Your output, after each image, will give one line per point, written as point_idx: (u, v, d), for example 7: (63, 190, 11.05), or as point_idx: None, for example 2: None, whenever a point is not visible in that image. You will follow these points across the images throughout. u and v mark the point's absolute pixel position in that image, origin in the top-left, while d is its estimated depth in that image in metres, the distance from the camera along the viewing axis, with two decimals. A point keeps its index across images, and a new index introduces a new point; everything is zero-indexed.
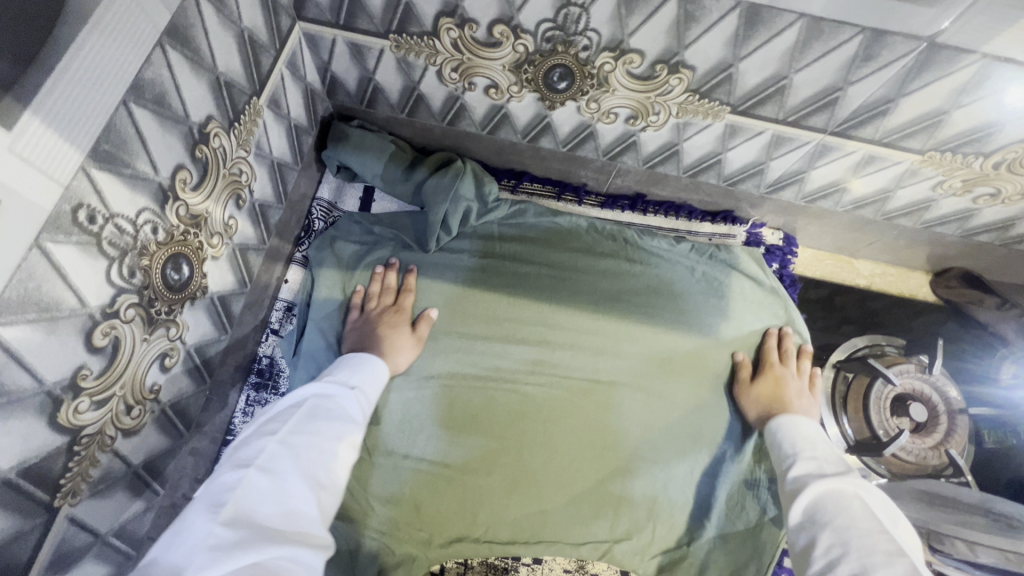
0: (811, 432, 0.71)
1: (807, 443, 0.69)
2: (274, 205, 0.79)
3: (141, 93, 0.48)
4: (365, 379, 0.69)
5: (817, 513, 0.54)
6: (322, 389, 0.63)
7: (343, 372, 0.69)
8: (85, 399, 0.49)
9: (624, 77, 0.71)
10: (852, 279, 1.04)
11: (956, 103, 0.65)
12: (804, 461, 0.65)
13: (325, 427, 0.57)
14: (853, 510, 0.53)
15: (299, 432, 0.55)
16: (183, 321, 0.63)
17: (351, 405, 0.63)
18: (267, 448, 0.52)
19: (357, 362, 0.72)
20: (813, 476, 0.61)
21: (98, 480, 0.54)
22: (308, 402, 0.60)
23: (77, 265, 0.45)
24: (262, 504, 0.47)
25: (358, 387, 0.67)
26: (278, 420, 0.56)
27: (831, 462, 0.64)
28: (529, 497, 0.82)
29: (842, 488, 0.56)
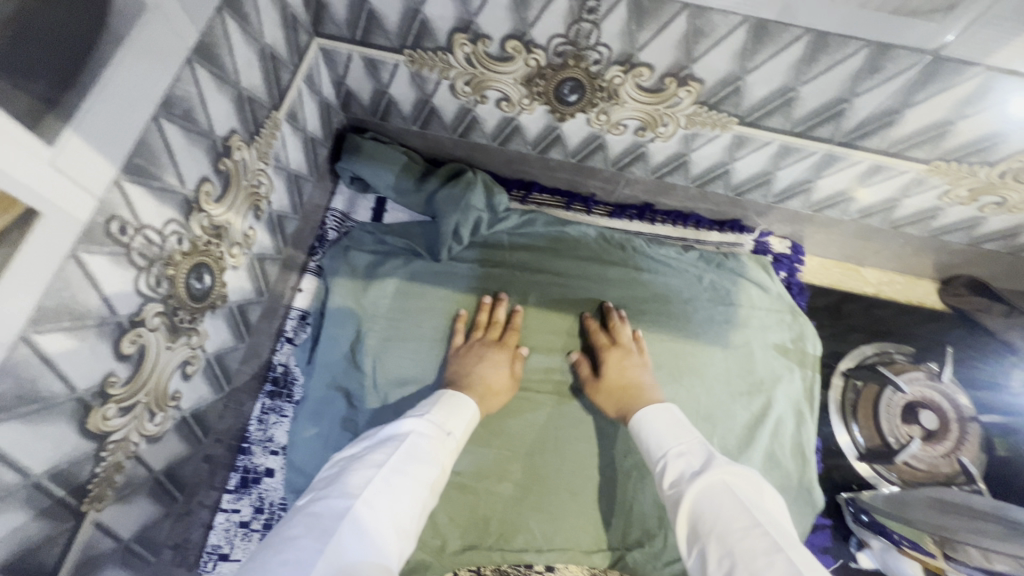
0: (670, 418, 0.74)
1: (670, 434, 0.71)
2: (290, 215, 0.81)
3: (171, 109, 0.50)
4: (457, 423, 0.71)
5: (701, 525, 0.59)
6: (420, 429, 0.67)
7: (434, 409, 0.71)
8: (113, 406, 0.50)
9: (633, 89, 0.72)
10: (860, 288, 1.05)
11: (961, 114, 0.66)
12: (674, 460, 0.68)
13: (416, 472, 0.62)
14: (729, 512, 0.58)
15: (395, 471, 0.61)
16: (204, 330, 0.64)
17: (441, 452, 0.67)
18: (371, 483, 0.58)
19: (446, 400, 0.74)
20: (687, 480, 0.65)
21: (122, 486, 0.56)
22: (407, 441, 0.65)
23: (108, 274, 0.46)
24: (359, 542, 0.53)
25: (451, 433, 0.70)
26: (381, 454, 0.62)
27: (692, 454, 0.68)
28: (540, 504, 0.82)
29: (713, 485, 0.62)
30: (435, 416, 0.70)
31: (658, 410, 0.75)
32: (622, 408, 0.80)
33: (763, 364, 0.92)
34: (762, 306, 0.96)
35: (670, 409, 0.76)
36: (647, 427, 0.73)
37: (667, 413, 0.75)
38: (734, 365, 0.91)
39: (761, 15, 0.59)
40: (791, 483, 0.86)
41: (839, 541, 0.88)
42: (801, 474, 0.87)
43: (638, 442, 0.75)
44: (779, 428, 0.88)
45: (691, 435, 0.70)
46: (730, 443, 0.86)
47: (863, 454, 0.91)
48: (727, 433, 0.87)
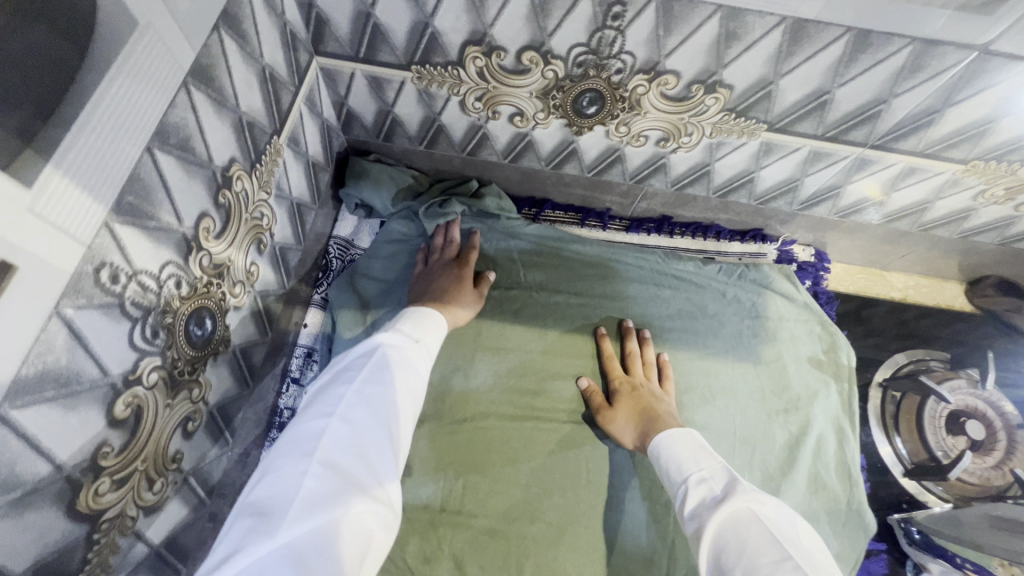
0: (690, 441, 0.67)
1: (693, 460, 0.64)
2: (293, 246, 0.75)
3: (166, 138, 0.44)
4: (429, 330, 0.66)
5: (724, 558, 0.51)
6: (390, 339, 0.61)
7: (410, 319, 0.66)
8: (106, 479, 0.44)
9: (657, 99, 0.68)
10: (887, 293, 1.01)
11: (1004, 112, 0.63)
12: (696, 488, 0.60)
13: (393, 378, 0.56)
14: (754, 541, 0.50)
15: (370, 385, 0.54)
16: (206, 380, 0.58)
17: (416, 356, 0.62)
18: (345, 397, 0.52)
19: (418, 313, 0.68)
20: (707, 508, 0.57)
21: (118, 567, 0.48)
22: (377, 353, 0.58)
23: (99, 330, 0.40)
24: (345, 455, 0.47)
25: (423, 339, 0.64)
26: (353, 370, 0.56)
27: (714, 480, 0.60)
28: (576, 545, 0.75)
29: (737, 511, 0.54)
30: (402, 327, 0.64)
31: (678, 434, 0.68)
32: (641, 436, 0.74)
33: (798, 379, 0.87)
34: (790, 317, 0.91)
35: (689, 432, 0.69)
36: (668, 453, 0.66)
37: (687, 437, 0.68)
38: (769, 381, 0.86)
39: (800, 14, 0.55)
40: (840, 506, 0.81)
41: (894, 567, 0.82)
42: (849, 495, 0.82)
43: (659, 470, 0.68)
44: (820, 448, 0.83)
45: (715, 462, 0.62)
46: (774, 468, 0.81)
47: (909, 470, 0.86)
48: (770, 455, 0.82)
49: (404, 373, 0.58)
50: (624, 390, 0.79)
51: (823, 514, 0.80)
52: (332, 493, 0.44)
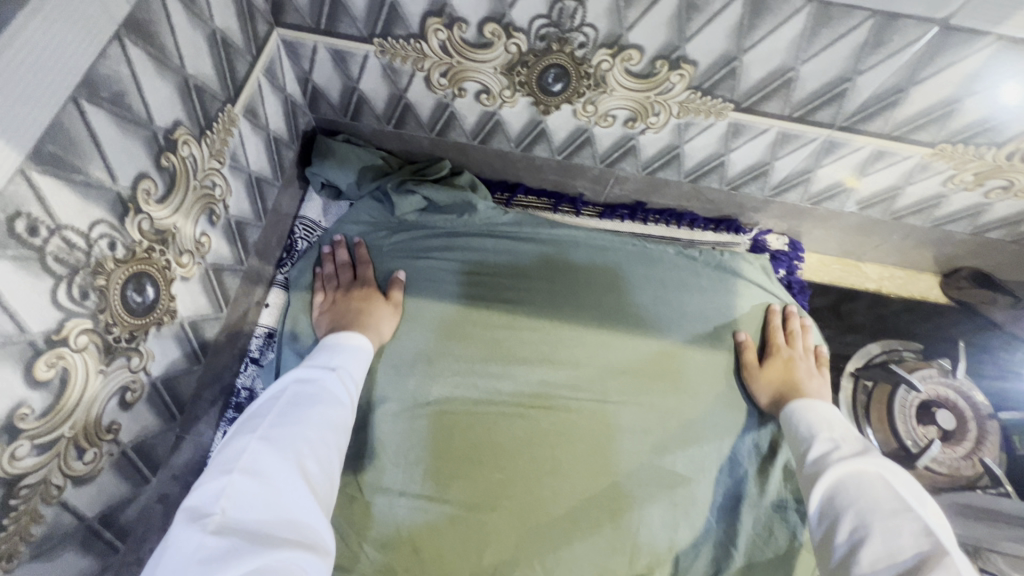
0: (824, 412, 0.65)
1: (824, 425, 0.62)
2: (252, 222, 0.73)
3: (95, 90, 0.42)
4: (345, 361, 0.66)
5: (838, 498, 0.48)
6: (306, 375, 0.59)
7: (324, 356, 0.65)
8: (25, 443, 0.42)
9: (622, 75, 0.67)
10: (862, 284, 1.01)
11: (969, 91, 0.62)
12: (823, 442, 0.58)
13: (310, 414, 0.54)
14: (872, 490, 0.47)
15: (280, 424, 0.50)
16: (149, 350, 0.56)
17: (336, 388, 0.60)
18: (250, 444, 0.47)
19: (335, 339, 0.69)
20: (834, 458, 0.54)
21: (42, 539, 0.46)
22: (288, 393, 0.55)
23: (14, 283, 0.39)
24: (250, 504, 0.43)
25: (340, 368, 0.64)
26: (261, 416, 0.52)
27: (848, 443, 0.56)
28: (539, 533, 0.74)
29: (865, 472, 0.50)
30: (317, 360, 0.64)
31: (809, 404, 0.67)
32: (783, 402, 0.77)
33: None
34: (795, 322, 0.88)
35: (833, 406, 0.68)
36: (801, 417, 0.66)
37: (819, 408, 0.66)
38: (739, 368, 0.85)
39: None
40: None
41: None
42: None
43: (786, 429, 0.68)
44: None
45: (848, 429, 0.60)
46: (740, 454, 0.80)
47: None
48: (737, 442, 0.81)
49: (324, 408, 0.56)
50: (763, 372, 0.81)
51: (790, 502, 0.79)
52: (238, 546, 0.39)
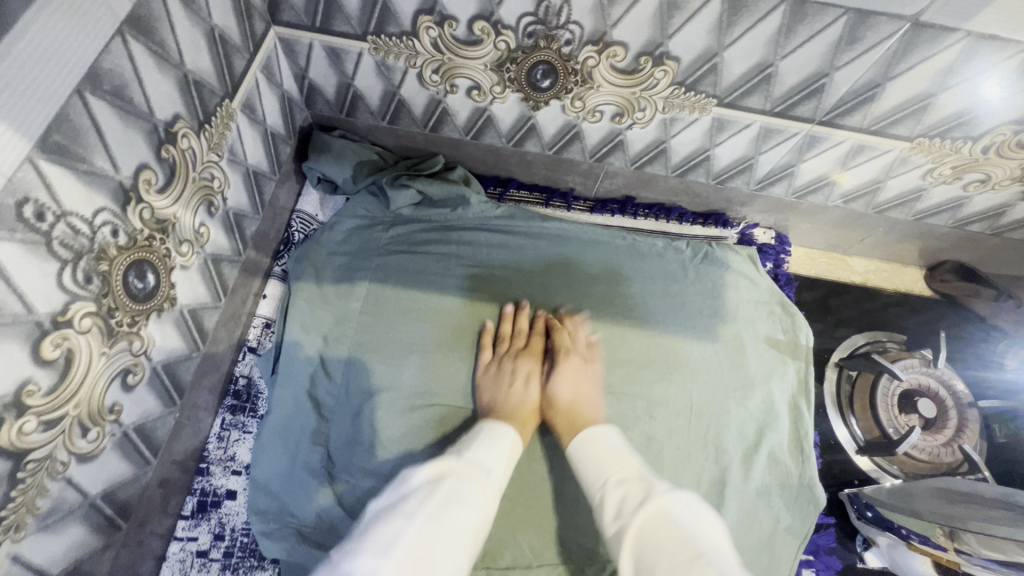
0: (603, 446, 0.67)
1: (608, 463, 0.65)
2: (250, 215, 0.76)
3: (98, 84, 0.45)
4: (494, 459, 0.66)
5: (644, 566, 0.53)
6: (454, 473, 0.61)
7: (478, 448, 0.66)
8: (32, 419, 0.44)
9: (608, 71, 0.69)
10: (847, 277, 1.03)
11: (943, 85, 0.64)
12: (613, 489, 0.62)
13: (460, 520, 0.56)
14: (673, 541, 0.54)
15: (427, 527, 0.54)
16: (149, 335, 0.58)
17: (486, 496, 0.61)
18: (401, 535, 0.52)
19: (489, 435, 0.68)
20: (629, 509, 0.59)
21: (47, 513, 0.48)
22: (439, 486, 0.58)
23: (22, 265, 0.41)
24: None
25: (489, 485, 0.63)
26: (412, 504, 0.56)
27: (631, 483, 0.61)
28: (529, 518, 0.76)
29: (653, 516, 0.57)
30: (473, 452, 0.65)
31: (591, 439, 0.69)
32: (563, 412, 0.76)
33: (756, 359, 0.88)
34: (784, 319, 0.93)
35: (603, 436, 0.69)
36: (587, 454, 0.67)
37: (600, 441, 0.68)
38: (726, 359, 0.87)
39: None
40: (791, 481, 0.83)
41: (843, 540, 0.84)
42: (800, 471, 0.84)
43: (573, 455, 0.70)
44: (775, 425, 0.85)
45: (629, 462, 0.65)
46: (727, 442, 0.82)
47: (862, 447, 0.86)
48: (725, 430, 0.83)
49: (465, 508, 0.58)
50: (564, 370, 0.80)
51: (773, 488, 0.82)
52: None
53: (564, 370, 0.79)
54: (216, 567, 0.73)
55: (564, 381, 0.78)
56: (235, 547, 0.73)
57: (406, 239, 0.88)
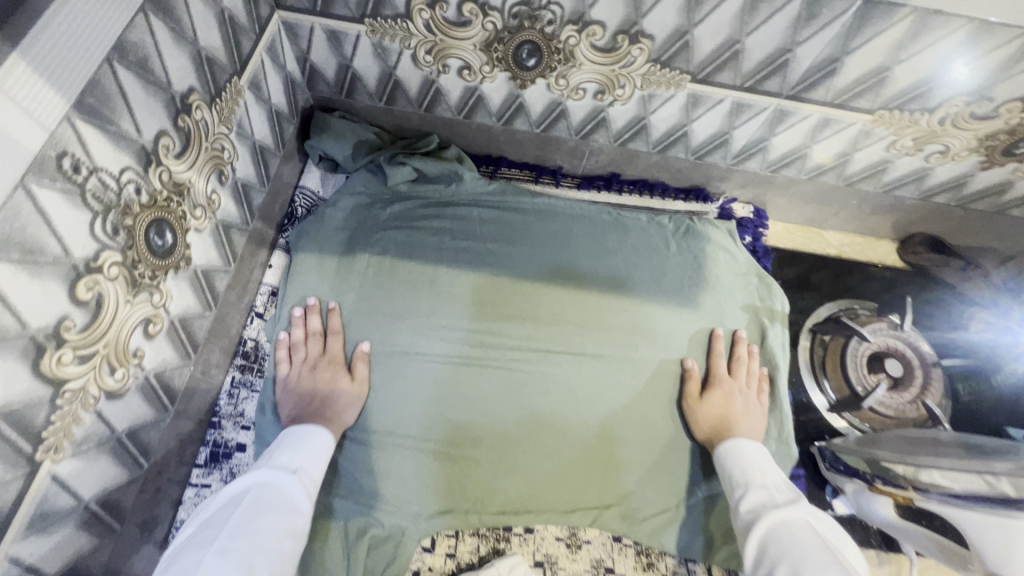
0: (754, 454, 0.76)
1: (755, 470, 0.74)
2: (256, 187, 0.81)
3: (125, 54, 0.50)
4: (308, 461, 0.71)
5: (770, 550, 0.61)
6: (263, 478, 0.66)
7: (283, 454, 0.70)
8: (69, 351, 0.50)
9: (588, 50, 0.75)
10: (823, 250, 1.08)
11: (897, 59, 0.69)
12: (756, 489, 0.70)
13: (262, 521, 0.60)
14: (803, 540, 0.60)
15: (239, 534, 0.57)
16: (167, 290, 0.63)
17: (296, 492, 0.66)
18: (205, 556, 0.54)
19: (296, 436, 0.73)
20: (766, 507, 0.67)
21: (81, 440, 0.54)
22: (246, 497, 0.62)
23: (62, 211, 0.47)
24: None
25: (297, 470, 0.69)
26: (218, 523, 0.59)
27: (779, 490, 0.70)
28: (518, 467, 0.82)
29: (794, 516, 0.64)
30: (280, 459, 0.70)
31: (751, 446, 0.78)
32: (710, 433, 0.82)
33: (735, 325, 0.92)
34: (760, 289, 0.97)
35: (759, 448, 0.78)
36: (729, 458, 0.77)
37: (749, 449, 0.77)
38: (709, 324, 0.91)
39: None
40: (769, 437, 0.87)
41: (815, 490, 0.88)
42: (778, 428, 0.88)
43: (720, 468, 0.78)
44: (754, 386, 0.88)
45: (776, 474, 0.73)
46: None
47: (833, 404, 0.92)
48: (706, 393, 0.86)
49: (279, 514, 0.62)
50: (701, 404, 0.83)
51: None
52: None
53: (713, 395, 0.84)
54: None
55: (704, 406, 0.83)
56: None
57: (401, 214, 0.93)
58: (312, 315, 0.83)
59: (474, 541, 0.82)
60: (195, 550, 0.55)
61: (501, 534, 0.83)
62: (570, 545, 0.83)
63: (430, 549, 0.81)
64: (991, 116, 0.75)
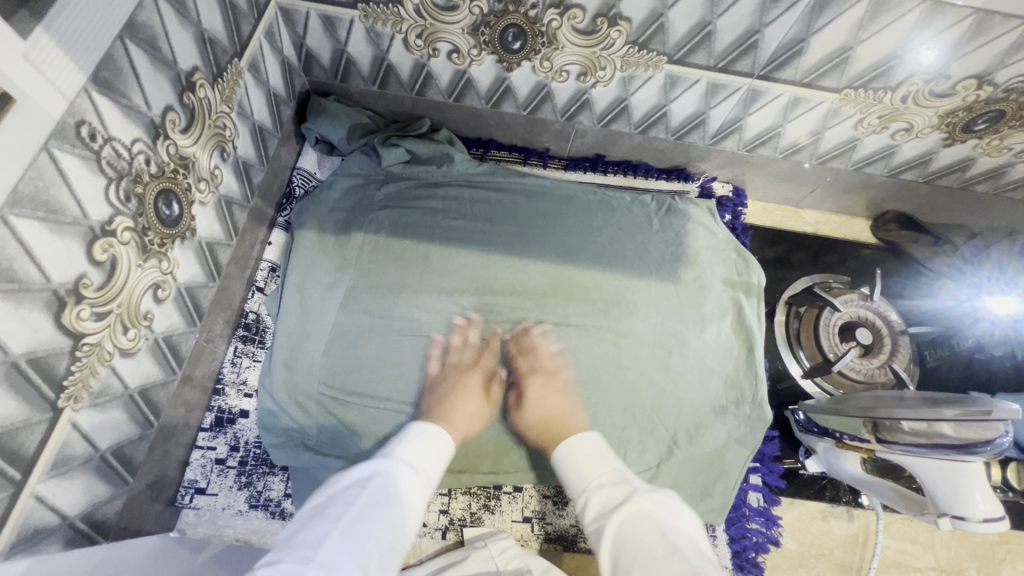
0: (587, 448, 0.75)
1: (590, 465, 0.73)
2: (256, 165, 0.85)
3: (135, 32, 0.54)
4: (424, 459, 0.70)
5: (622, 558, 0.61)
6: (386, 468, 0.65)
7: (406, 447, 0.70)
8: (87, 308, 0.54)
9: (570, 33, 0.79)
10: (799, 227, 1.13)
11: (858, 39, 0.74)
12: (595, 491, 0.69)
13: (382, 515, 0.59)
14: (645, 540, 0.60)
15: (361, 520, 0.57)
16: (175, 258, 0.68)
17: (412, 491, 0.65)
18: (329, 537, 0.55)
19: (416, 433, 0.73)
20: (607, 512, 0.66)
21: (98, 393, 0.58)
22: (372, 483, 0.63)
23: (80, 175, 0.51)
24: None
25: (416, 469, 0.68)
26: (341, 505, 0.59)
27: (611, 486, 0.69)
28: (505, 430, 0.86)
29: (634, 512, 0.64)
30: (405, 452, 0.69)
31: (578, 442, 0.76)
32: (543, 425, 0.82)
33: (713, 297, 0.96)
34: (737, 264, 1.01)
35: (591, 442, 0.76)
36: (569, 462, 0.75)
37: (585, 442, 0.76)
38: (688, 296, 0.94)
39: None
40: (742, 402, 0.91)
41: (789, 451, 0.95)
42: (752, 394, 0.92)
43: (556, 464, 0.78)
44: (728, 356, 0.93)
45: (610, 463, 0.73)
46: (687, 372, 0.89)
47: (807, 370, 0.97)
48: (684, 362, 0.90)
49: (395, 507, 0.61)
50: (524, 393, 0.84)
51: (727, 408, 0.90)
52: None
53: (533, 395, 0.83)
54: (233, 473, 0.82)
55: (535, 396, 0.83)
56: (249, 457, 0.84)
57: (393, 194, 0.96)
58: (471, 328, 0.88)
59: (466, 499, 0.89)
60: (324, 525, 0.56)
61: (491, 491, 0.90)
62: (555, 501, 0.90)
63: (425, 505, 0.89)
64: (949, 93, 0.80)
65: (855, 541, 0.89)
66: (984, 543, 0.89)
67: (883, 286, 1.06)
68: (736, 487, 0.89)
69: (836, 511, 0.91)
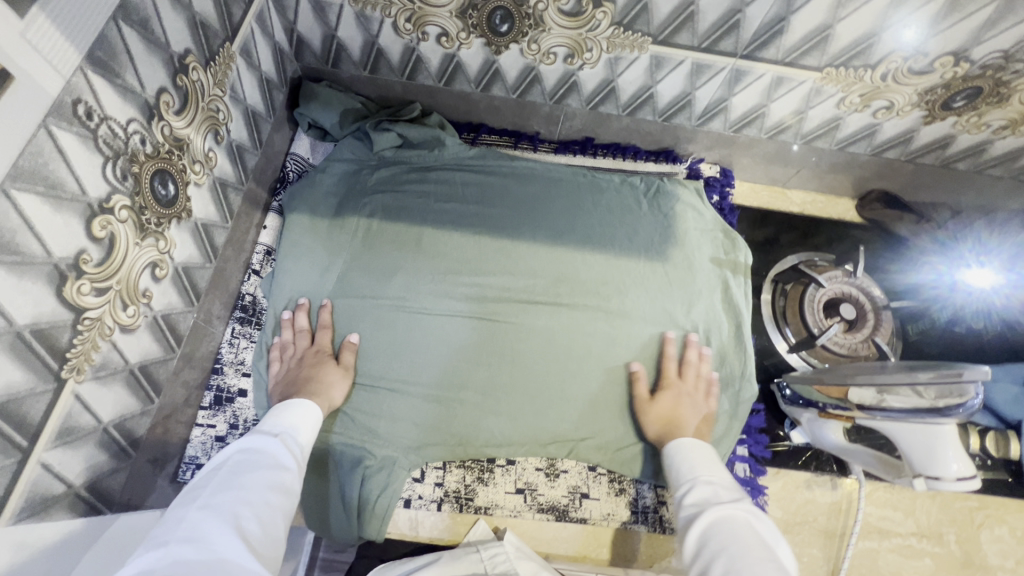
0: (700, 453, 0.76)
1: (704, 468, 0.73)
2: (249, 149, 0.87)
3: (128, 13, 0.56)
4: (290, 427, 0.70)
5: (708, 544, 0.61)
6: (247, 444, 0.64)
7: (264, 425, 0.70)
8: (88, 283, 0.56)
9: (556, 14, 0.80)
10: (786, 207, 1.15)
11: (837, 17, 0.76)
12: (701, 486, 0.70)
13: (250, 477, 0.58)
14: (744, 539, 0.60)
15: (225, 489, 0.56)
16: (171, 238, 0.69)
17: (281, 452, 0.65)
18: (190, 516, 0.52)
19: (280, 414, 0.72)
20: (709, 503, 0.66)
21: (99, 366, 0.60)
22: (229, 460, 0.61)
23: (77, 152, 0.52)
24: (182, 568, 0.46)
25: (284, 435, 0.68)
26: (200, 488, 0.57)
27: (722, 488, 0.69)
28: (501, 406, 0.88)
29: (736, 514, 0.63)
30: (261, 429, 0.69)
31: (696, 445, 0.78)
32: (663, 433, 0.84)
33: (701, 275, 0.97)
34: (724, 243, 1.02)
35: (704, 447, 0.78)
36: (685, 456, 0.76)
37: (698, 449, 0.77)
38: (678, 274, 0.96)
39: None
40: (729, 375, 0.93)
41: (775, 424, 0.97)
42: (739, 368, 0.94)
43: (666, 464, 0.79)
44: (715, 332, 0.95)
45: (725, 472, 0.72)
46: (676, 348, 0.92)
47: (792, 345, 0.99)
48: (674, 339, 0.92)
49: (264, 469, 0.61)
50: (652, 405, 0.86)
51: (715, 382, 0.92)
52: None
53: (663, 398, 0.86)
54: None
55: (654, 407, 0.86)
56: (248, 435, 0.86)
57: (386, 177, 0.97)
58: (300, 314, 0.87)
59: (460, 472, 0.91)
60: (182, 510, 0.54)
61: (485, 465, 0.93)
62: (549, 473, 0.92)
63: (420, 478, 0.91)
64: (927, 71, 0.82)
65: (839, 508, 0.91)
66: (964, 509, 0.92)
67: (867, 263, 1.07)
68: (725, 457, 0.91)
69: (821, 480, 0.93)
